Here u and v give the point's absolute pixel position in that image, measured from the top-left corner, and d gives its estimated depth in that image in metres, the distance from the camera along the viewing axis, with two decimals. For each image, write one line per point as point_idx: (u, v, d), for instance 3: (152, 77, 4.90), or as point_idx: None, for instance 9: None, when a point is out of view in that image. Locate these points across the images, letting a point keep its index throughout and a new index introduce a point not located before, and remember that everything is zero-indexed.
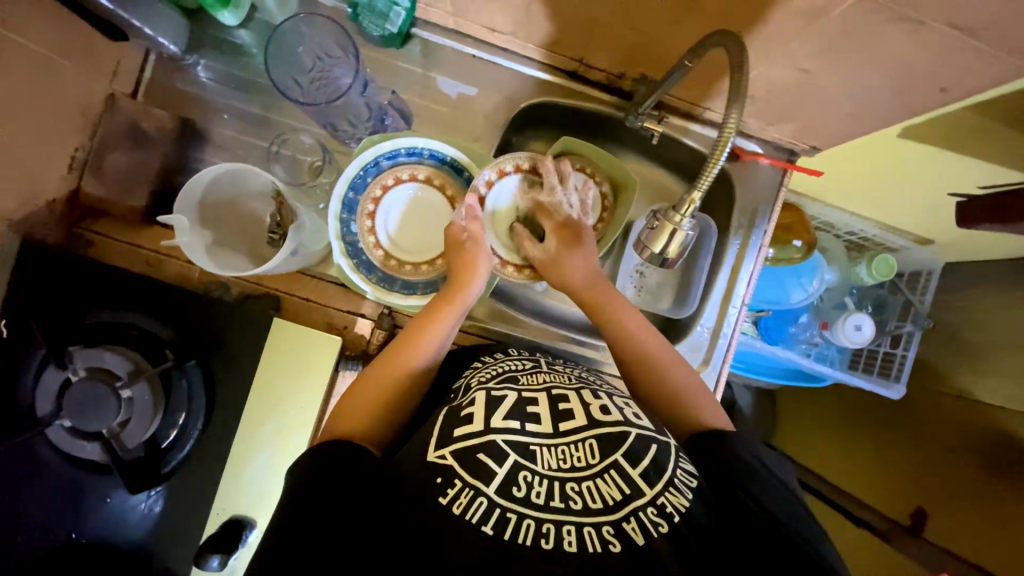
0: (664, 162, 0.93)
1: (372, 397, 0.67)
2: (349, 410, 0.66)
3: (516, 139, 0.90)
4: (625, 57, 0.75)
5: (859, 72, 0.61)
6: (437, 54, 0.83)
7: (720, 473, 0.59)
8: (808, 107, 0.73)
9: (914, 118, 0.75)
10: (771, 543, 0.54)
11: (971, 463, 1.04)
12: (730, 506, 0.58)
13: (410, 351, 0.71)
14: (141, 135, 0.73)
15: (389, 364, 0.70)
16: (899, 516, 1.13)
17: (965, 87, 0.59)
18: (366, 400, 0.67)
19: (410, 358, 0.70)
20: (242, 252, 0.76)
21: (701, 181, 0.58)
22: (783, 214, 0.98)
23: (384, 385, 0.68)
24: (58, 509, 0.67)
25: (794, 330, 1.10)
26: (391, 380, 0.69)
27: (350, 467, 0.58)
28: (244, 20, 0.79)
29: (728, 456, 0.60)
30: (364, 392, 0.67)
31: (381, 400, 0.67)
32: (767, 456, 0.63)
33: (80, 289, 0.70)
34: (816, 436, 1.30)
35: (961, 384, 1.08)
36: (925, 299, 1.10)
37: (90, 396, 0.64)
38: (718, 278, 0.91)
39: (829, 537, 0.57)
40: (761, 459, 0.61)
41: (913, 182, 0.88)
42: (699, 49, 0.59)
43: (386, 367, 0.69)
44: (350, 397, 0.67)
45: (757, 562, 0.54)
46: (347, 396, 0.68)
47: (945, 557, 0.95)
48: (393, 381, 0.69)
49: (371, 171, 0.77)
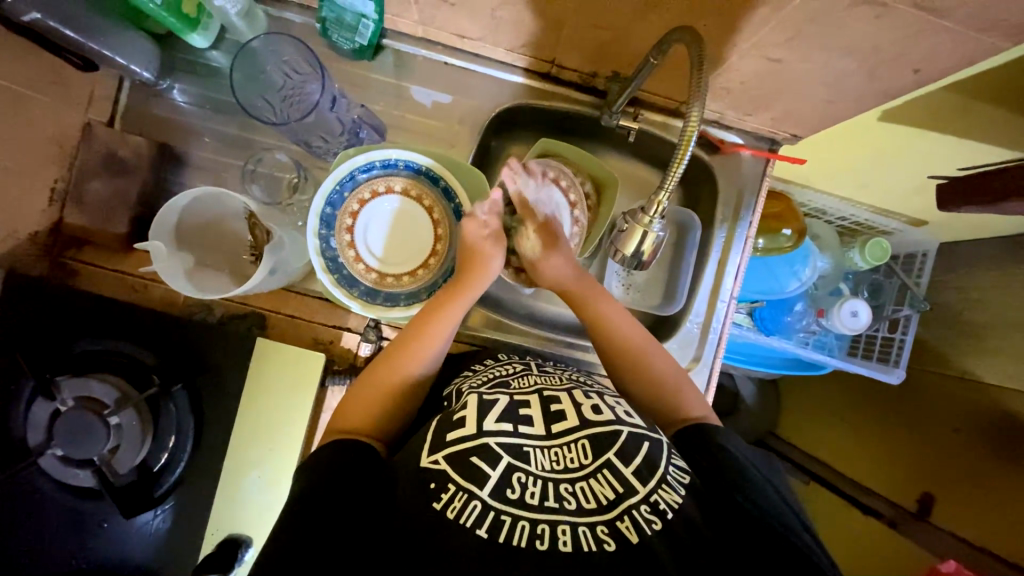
0: (645, 158, 0.92)
1: (374, 399, 0.66)
2: (351, 412, 0.65)
3: (495, 144, 0.90)
4: (596, 55, 0.74)
5: (830, 58, 0.60)
6: (410, 64, 0.83)
7: (710, 470, 0.59)
8: (784, 95, 0.72)
9: (891, 101, 0.73)
10: (762, 544, 0.53)
11: (974, 443, 0.97)
12: (722, 506, 0.57)
13: (417, 345, 0.70)
14: (118, 163, 0.74)
15: (392, 365, 0.69)
16: (907, 501, 1.04)
17: (939, 67, 0.58)
18: (369, 402, 0.66)
19: (416, 355, 0.70)
20: (225, 272, 0.77)
21: (668, 180, 0.58)
22: (770, 203, 0.97)
23: (385, 387, 0.67)
24: (57, 537, 0.68)
25: (790, 320, 1.07)
26: (392, 382, 0.68)
27: (350, 472, 0.57)
28: (215, 42, 0.79)
29: (717, 453, 0.60)
30: (367, 394, 0.66)
31: (383, 402, 0.66)
32: (748, 450, 0.63)
33: (70, 321, 0.72)
34: (818, 423, 1.27)
35: (962, 365, 1.03)
36: (921, 281, 1.06)
37: (77, 425, 0.65)
38: (705, 272, 0.91)
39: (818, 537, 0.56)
40: (743, 452, 0.61)
41: (899, 165, 0.86)
42: (662, 47, 0.59)
43: (388, 368, 0.68)
44: (352, 399, 0.66)
45: (748, 562, 0.53)
46: (349, 399, 0.67)
47: (954, 540, 0.93)
48: (396, 383, 0.68)
49: (347, 185, 0.77)
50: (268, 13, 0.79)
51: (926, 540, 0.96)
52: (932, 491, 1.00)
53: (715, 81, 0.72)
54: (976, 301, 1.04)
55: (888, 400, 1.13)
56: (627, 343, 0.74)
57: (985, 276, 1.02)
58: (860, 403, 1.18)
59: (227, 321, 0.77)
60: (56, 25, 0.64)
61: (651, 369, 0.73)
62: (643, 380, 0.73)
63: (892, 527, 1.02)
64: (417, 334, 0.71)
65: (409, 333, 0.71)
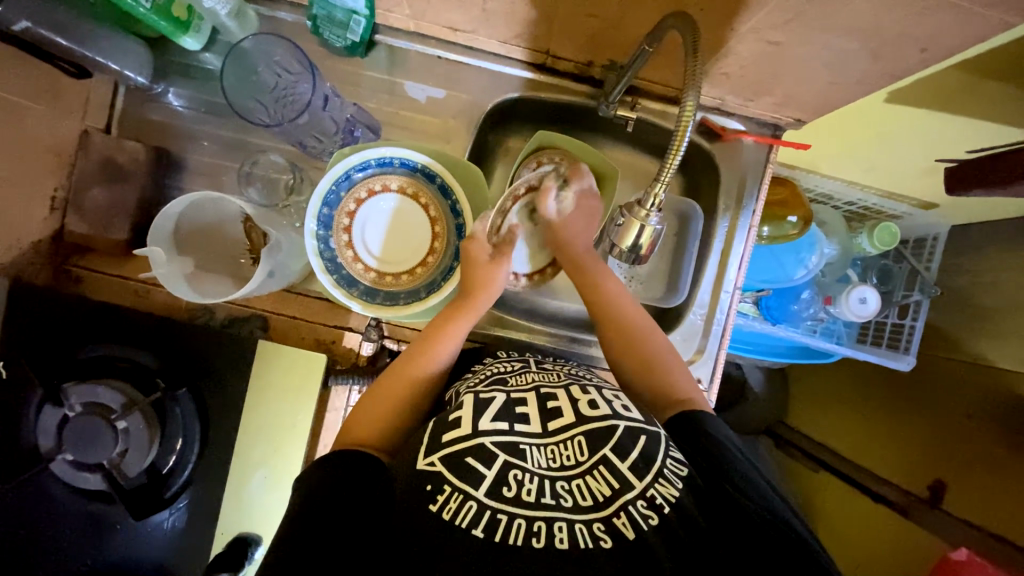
0: (644, 148, 0.91)
1: (388, 401, 0.68)
2: (369, 417, 0.66)
3: (492, 138, 0.89)
4: (590, 44, 0.73)
5: (831, 39, 0.58)
6: (403, 59, 0.82)
7: (706, 464, 0.58)
8: (785, 79, 0.70)
9: (900, 81, 0.71)
10: (756, 532, 0.53)
11: (986, 428, 0.95)
12: (715, 495, 0.56)
13: (423, 355, 0.71)
14: (116, 169, 0.74)
15: (409, 367, 0.71)
16: (916, 487, 1.02)
17: (945, 45, 0.56)
18: (385, 404, 0.68)
19: (424, 359, 0.71)
20: (225, 275, 0.77)
21: (664, 172, 0.57)
22: (775, 189, 0.94)
23: (402, 389, 0.69)
24: (72, 539, 0.69)
25: (796, 308, 1.05)
26: (408, 385, 0.69)
27: (350, 476, 0.58)
28: (207, 44, 0.79)
29: (705, 441, 0.60)
30: (382, 396, 0.68)
31: (401, 404, 0.68)
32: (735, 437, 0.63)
33: (73, 330, 0.73)
34: (826, 410, 1.25)
35: (974, 349, 1.01)
36: (931, 266, 1.04)
37: (89, 429, 0.67)
38: (708, 262, 0.89)
39: (807, 522, 0.56)
40: (731, 439, 0.61)
41: (907, 147, 0.84)
42: (656, 34, 0.58)
43: (402, 371, 0.70)
44: (366, 403, 0.68)
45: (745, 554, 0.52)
46: (365, 402, 0.68)
47: (965, 528, 0.91)
48: (411, 385, 0.70)
49: (343, 184, 0.77)
50: (258, 12, 0.79)
51: (937, 527, 0.95)
52: (943, 478, 0.98)
53: (713, 67, 0.70)
54: (988, 284, 1.02)
55: (898, 387, 1.12)
56: (633, 329, 0.75)
57: (996, 259, 1.00)
58: (870, 389, 1.17)
59: (229, 322, 0.78)
60: (47, 33, 0.65)
61: (644, 353, 0.73)
62: (634, 358, 0.74)
63: (903, 514, 1.01)
64: (433, 337, 0.73)
65: (427, 336, 0.73)
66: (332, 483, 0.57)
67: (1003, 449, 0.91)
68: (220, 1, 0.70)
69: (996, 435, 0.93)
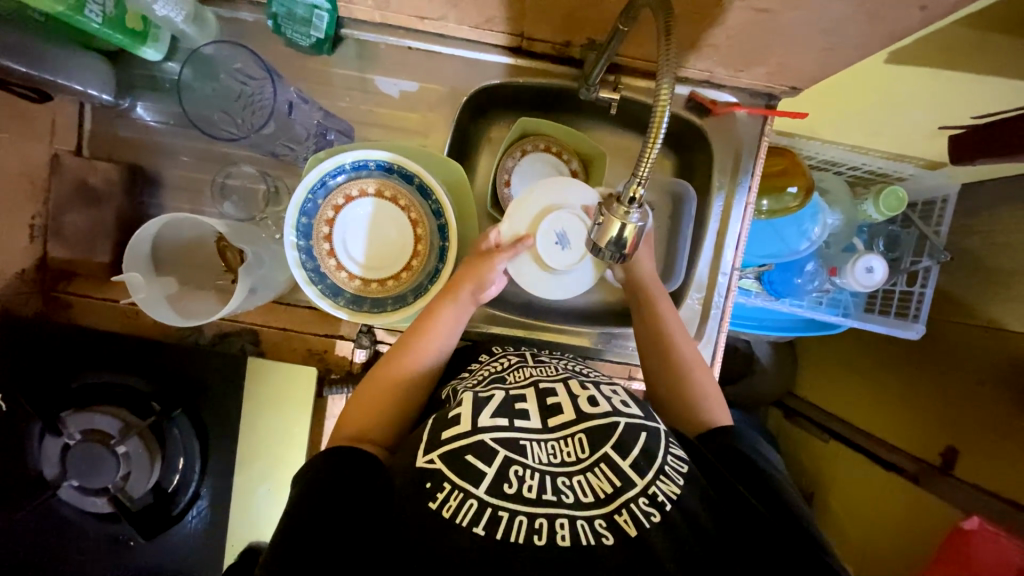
0: (631, 127, 0.87)
1: (384, 395, 0.68)
2: (357, 410, 0.67)
3: (473, 129, 0.85)
4: (567, 23, 0.68)
5: (822, 3, 0.53)
6: (372, 53, 0.78)
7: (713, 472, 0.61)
8: (774, 47, 0.65)
9: (902, 41, 0.68)
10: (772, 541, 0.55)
11: (997, 396, 0.92)
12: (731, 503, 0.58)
13: (422, 347, 0.72)
14: (90, 192, 0.73)
15: (410, 357, 0.71)
16: (928, 455, 1.00)
17: (948, 1, 0.51)
18: (377, 398, 0.68)
19: (421, 354, 0.71)
20: (210, 292, 0.75)
21: (642, 165, 0.53)
22: (774, 159, 0.90)
23: (397, 381, 0.69)
24: (91, 558, 0.72)
25: (800, 282, 0.98)
26: (404, 378, 0.70)
27: (357, 474, 0.58)
28: (169, 52, 0.75)
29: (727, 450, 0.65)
30: (372, 388, 0.68)
31: (390, 399, 0.68)
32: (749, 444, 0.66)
33: (69, 355, 0.73)
34: (838, 381, 1.23)
35: (987, 314, 0.97)
36: (941, 230, 0.98)
37: (88, 456, 0.69)
38: (705, 242, 0.86)
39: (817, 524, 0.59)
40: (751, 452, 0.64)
41: (911, 109, 0.80)
42: (632, 11, 0.54)
43: (400, 359, 0.71)
44: (357, 395, 0.69)
45: (758, 559, 0.54)
46: (357, 395, 0.69)
47: (978, 495, 0.89)
48: (406, 378, 0.70)
49: (319, 192, 0.74)
50: (217, 14, 0.75)
51: (950, 494, 0.93)
52: (955, 445, 0.96)
53: (699, 37, 0.66)
54: (1002, 245, 0.97)
55: (908, 355, 1.09)
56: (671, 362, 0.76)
57: (1010, 218, 0.96)
58: (879, 357, 1.14)
59: (219, 339, 0.78)
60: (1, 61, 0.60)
61: (685, 363, 0.76)
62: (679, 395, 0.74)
63: (912, 481, 1.00)
64: (434, 325, 0.73)
65: (424, 328, 0.72)
66: (331, 480, 0.58)
67: (1015, 414, 0.89)
68: (172, 8, 0.67)
69: (1009, 401, 0.90)
